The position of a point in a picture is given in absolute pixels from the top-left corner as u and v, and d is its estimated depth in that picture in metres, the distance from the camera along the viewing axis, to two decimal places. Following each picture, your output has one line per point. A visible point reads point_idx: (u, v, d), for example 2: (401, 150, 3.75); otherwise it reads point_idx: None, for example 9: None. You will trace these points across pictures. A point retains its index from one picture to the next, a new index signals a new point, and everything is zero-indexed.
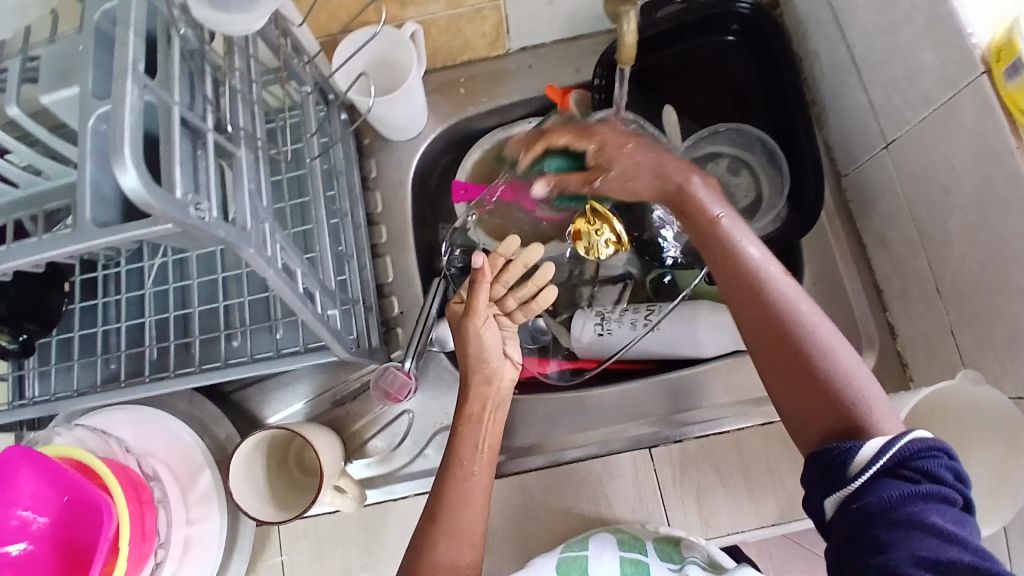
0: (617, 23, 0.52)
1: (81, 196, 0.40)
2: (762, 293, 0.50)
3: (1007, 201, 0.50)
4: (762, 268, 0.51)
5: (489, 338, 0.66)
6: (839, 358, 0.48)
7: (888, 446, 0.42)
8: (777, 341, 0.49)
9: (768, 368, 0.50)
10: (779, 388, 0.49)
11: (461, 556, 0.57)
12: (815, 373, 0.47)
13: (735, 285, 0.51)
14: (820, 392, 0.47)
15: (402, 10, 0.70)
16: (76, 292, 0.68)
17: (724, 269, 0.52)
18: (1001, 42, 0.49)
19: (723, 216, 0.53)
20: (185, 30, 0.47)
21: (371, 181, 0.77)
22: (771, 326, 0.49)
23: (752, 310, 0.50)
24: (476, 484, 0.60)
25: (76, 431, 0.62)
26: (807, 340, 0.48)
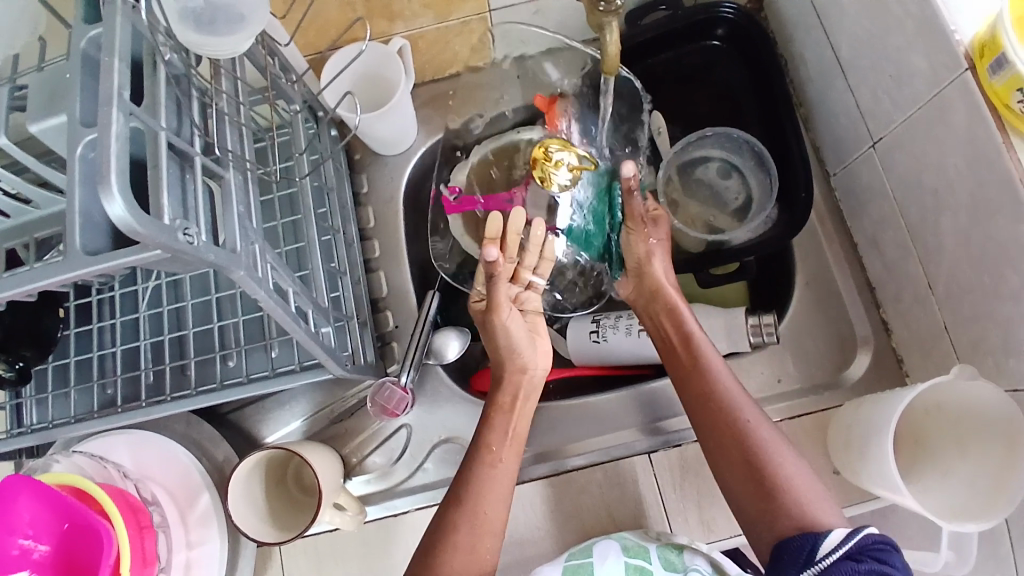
0: (600, 33, 0.53)
1: (71, 225, 0.40)
2: (720, 399, 0.59)
3: (997, 196, 0.50)
4: (721, 378, 0.61)
5: (514, 329, 0.67)
6: (785, 461, 0.56)
7: (850, 536, 0.48)
8: (732, 443, 0.58)
9: (723, 466, 0.58)
10: (734, 482, 0.57)
11: (479, 541, 0.57)
12: (764, 470, 0.56)
13: (699, 391, 0.61)
14: (769, 487, 0.55)
15: (389, 25, 0.74)
16: (71, 317, 0.68)
17: (689, 376, 0.62)
18: (984, 38, 0.49)
19: (696, 331, 0.64)
20: (169, 55, 0.46)
21: (363, 196, 0.77)
22: (728, 428, 0.58)
23: (711, 416, 0.59)
24: (502, 474, 0.60)
25: (74, 457, 0.61)
26: (756, 440, 0.57)
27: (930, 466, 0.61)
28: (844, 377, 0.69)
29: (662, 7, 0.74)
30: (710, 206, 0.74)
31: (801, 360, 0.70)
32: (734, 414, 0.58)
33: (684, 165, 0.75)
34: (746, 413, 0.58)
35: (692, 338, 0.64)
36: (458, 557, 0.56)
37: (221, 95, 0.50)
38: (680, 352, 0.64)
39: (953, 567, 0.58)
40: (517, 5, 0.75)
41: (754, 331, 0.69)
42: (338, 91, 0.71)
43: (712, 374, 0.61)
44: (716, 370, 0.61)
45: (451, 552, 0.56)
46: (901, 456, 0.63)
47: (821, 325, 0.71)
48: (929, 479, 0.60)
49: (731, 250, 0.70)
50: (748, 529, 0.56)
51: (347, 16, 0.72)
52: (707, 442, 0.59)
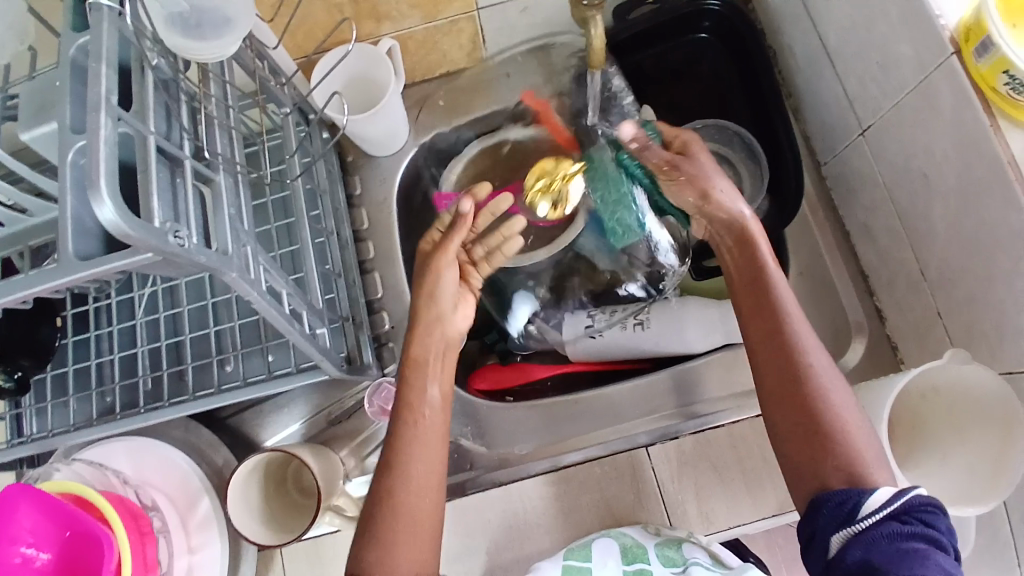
0: (585, 28, 0.53)
1: (63, 230, 0.40)
2: (785, 338, 0.54)
3: (985, 180, 0.51)
4: (790, 313, 0.55)
5: (449, 281, 0.62)
6: (844, 410, 0.51)
7: (897, 495, 0.44)
8: (789, 384, 0.53)
9: (774, 408, 0.54)
10: (780, 424, 0.53)
11: (424, 499, 0.55)
12: (817, 415, 0.51)
13: (763, 327, 0.56)
14: (820, 433, 0.51)
15: (377, 27, 0.72)
16: (69, 326, 0.68)
17: (755, 310, 0.57)
18: (969, 21, 0.49)
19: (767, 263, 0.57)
20: (157, 61, 0.46)
21: (356, 199, 0.77)
22: (789, 365, 0.54)
23: (770, 352, 0.55)
24: (430, 431, 0.58)
25: (75, 465, 0.62)
26: (817, 385, 0.52)
27: (928, 452, 0.60)
28: (840, 365, 0.69)
29: (649, 2, 0.74)
30: None
31: None
32: (800, 354, 0.54)
33: None
34: (813, 356, 0.54)
35: (760, 274, 0.57)
36: (402, 522, 0.54)
37: (211, 100, 0.51)
38: (744, 287, 0.58)
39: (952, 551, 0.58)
40: (504, 4, 0.74)
41: None
42: (327, 91, 0.72)
43: (781, 309, 0.55)
44: (788, 305, 0.56)
45: (398, 518, 0.54)
46: (899, 444, 0.63)
47: (815, 315, 0.71)
48: (928, 465, 0.60)
49: None
50: (788, 473, 0.53)
51: (333, 19, 0.69)
52: (762, 381, 0.55)
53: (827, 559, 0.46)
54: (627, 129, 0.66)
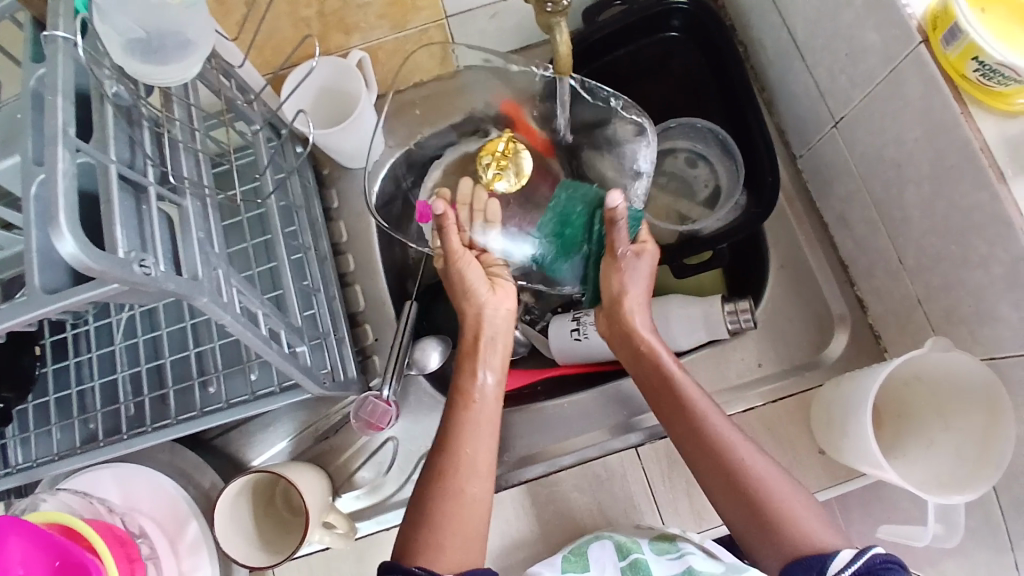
0: (550, 35, 0.53)
1: (28, 264, 0.39)
2: (711, 441, 0.57)
3: (957, 168, 0.51)
4: (705, 415, 0.58)
5: (474, 277, 0.67)
6: (783, 493, 0.54)
7: (858, 556, 0.46)
8: (731, 483, 0.55)
9: (727, 506, 0.55)
10: (734, 516, 0.55)
11: (467, 481, 0.58)
12: (761, 505, 0.53)
13: (686, 435, 0.58)
14: (768, 522, 0.53)
15: (346, 39, 0.73)
16: (48, 355, 0.68)
17: (677, 420, 0.59)
18: (936, 10, 0.49)
19: (673, 369, 0.61)
20: (116, 88, 0.46)
21: (334, 212, 0.77)
22: (721, 464, 0.56)
23: (700, 456, 0.57)
24: (482, 416, 0.62)
25: (61, 494, 0.60)
26: (751, 477, 0.55)
27: (914, 438, 0.61)
28: (824, 356, 0.69)
29: (618, 3, 0.73)
30: (682, 197, 0.75)
31: (780, 344, 0.70)
32: (728, 453, 0.56)
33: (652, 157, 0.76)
34: (741, 450, 0.56)
35: (670, 380, 0.61)
36: (451, 501, 0.57)
37: (175, 123, 0.50)
38: (663, 393, 0.61)
39: (942, 539, 0.57)
40: (472, 11, 0.74)
41: (731, 317, 0.69)
42: (298, 105, 0.71)
43: (697, 411, 0.58)
44: (702, 406, 0.59)
45: (447, 494, 0.57)
46: (884, 430, 0.63)
47: (797, 308, 0.71)
48: (915, 451, 0.60)
49: (703, 238, 0.70)
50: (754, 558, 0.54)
51: (300, 33, 0.71)
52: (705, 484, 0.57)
53: None
54: (614, 193, 0.60)
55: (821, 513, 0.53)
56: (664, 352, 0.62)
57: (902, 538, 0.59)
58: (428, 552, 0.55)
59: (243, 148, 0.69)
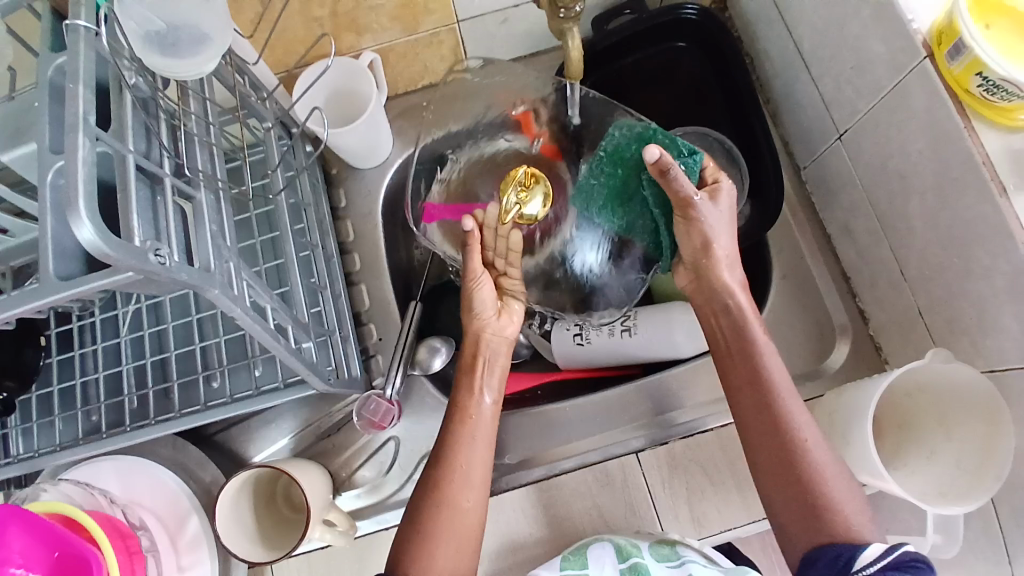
0: (562, 40, 0.54)
1: (44, 252, 0.39)
2: (779, 420, 0.55)
3: (961, 181, 0.52)
4: (779, 392, 0.56)
5: (486, 293, 0.67)
6: (837, 482, 0.53)
7: (888, 551, 0.47)
8: (784, 466, 0.54)
9: (769, 479, 0.55)
10: (778, 500, 0.54)
11: (462, 491, 0.59)
12: (812, 493, 0.53)
13: (755, 404, 0.57)
14: (815, 510, 0.52)
15: (358, 40, 0.73)
16: (53, 346, 0.68)
17: (746, 387, 0.57)
18: (942, 24, 0.50)
19: (756, 336, 0.59)
20: (134, 79, 0.47)
21: (341, 211, 0.77)
22: (782, 445, 0.54)
23: (762, 434, 0.56)
24: (479, 429, 0.62)
25: (61, 486, 0.60)
26: (809, 464, 0.53)
27: (914, 450, 0.61)
28: (826, 366, 0.70)
29: (627, 11, 0.74)
30: None
31: (782, 352, 0.71)
32: (797, 438, 0.54)
33: None
34: (810, 436, 0.54)
35: (752, 348, 0.58)
36: (445, 512, 0.58)
37: (191, 117, 0.51)
38: (737, 359, 0.59)
39: (941, 549, 0.57)
40: (484, 17, 0.74)
41: None
42: (309, 105, 0.72)
43: (771, 386, 0.56)
44: (779, 382, 0.57)
45: (443, 504, 0.58)
46: (886, 440, 0.64)
47: (800, 317, 0.72)
48: (915, 463, 0.60)
49: None
50: (784, 543, 0.54)
51: (312, 32, 0.70)
52: (755, 452, 0.56)
53: None
54: (653, 148, 0.52)
55: (866, 510, 0.53)
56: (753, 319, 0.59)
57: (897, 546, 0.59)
58: (421, 561, 0.55)
59: (254, 145, 0.70)
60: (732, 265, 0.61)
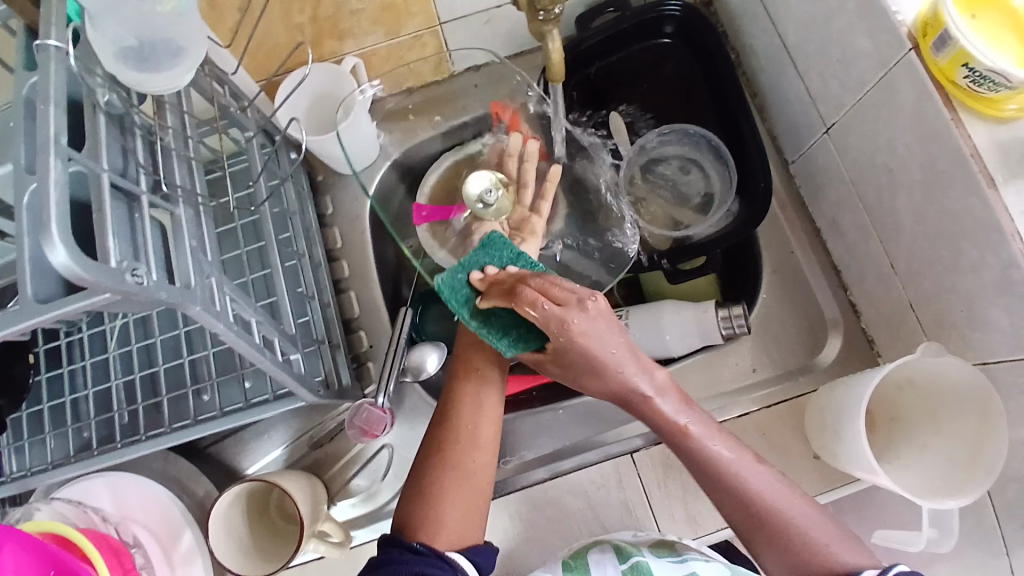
0: (543, 42, 0.53)
1: (21, 273, 0.39)
2: (731, 484, 0.53)
3: (950, 177, 0.51)
4: (723, 459, 0.53)
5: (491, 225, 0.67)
6: (814, 524, 0.51)
7: None
8: (755, 520, 0.52)
9: (745, 537, 0.53)
10: (759, 550, 0.53)
11: (471, 455, 0.58)
12: (790, 540, 0.51)
13: (703, 477, 0.54)
14: (798, 552, 0.51)
15: (340, 45, 0.74)
16: (42, 363, 0.67)
17: (704, 476, 0.54)
18: (926, 17, 0.50)
19: (691, 424, 0.54)
20: (108, 96, 0.46)
21: (328, 219, 0.77)
22: (742, 501, 0.52)
23: (720, 497, 0.53)
24: (486, 385, 0.62)
25: (54, 503, 0.61)
26: (777, 516, 0.52)
27: (907, 445, 0.61)
28: (818, 361, 0.70)
29: (610, 9, 0.74)
30: (675, 202, 0.75)
31: (773, 349, 0.71)
32: (757, 494, 0.52)
33: (646, 163, 0.76)
34: (765, 489, 0.52)
35: (679, 429, 0.54)
36: (450, 475, 0.57)
37: (168, 131, 0.51)
38: (681, 451, 0.55)
39: (938, 543, 0.57)
40: (467, 17, 0.74)
41: (725, 323, 0.69)
42: (292, 111, 0.71)
43: (707, 452, 0.54)
44: (713, 447, 0.54)
45: (449, 470, 0.57)
46: (877, 435, 0.63)
47: (790, 312, 0.72)
48: (907, 457, 0.60)
49: (695, 243, 0.70)
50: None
51: (292, 39, 0.71)
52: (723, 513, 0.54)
53: None
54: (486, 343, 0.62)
55: (845, 533, 0.52)
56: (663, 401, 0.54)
57: (895, 542, 0.59)
58: (429, 527, 0.55)
59: (237, 155, 0.69)
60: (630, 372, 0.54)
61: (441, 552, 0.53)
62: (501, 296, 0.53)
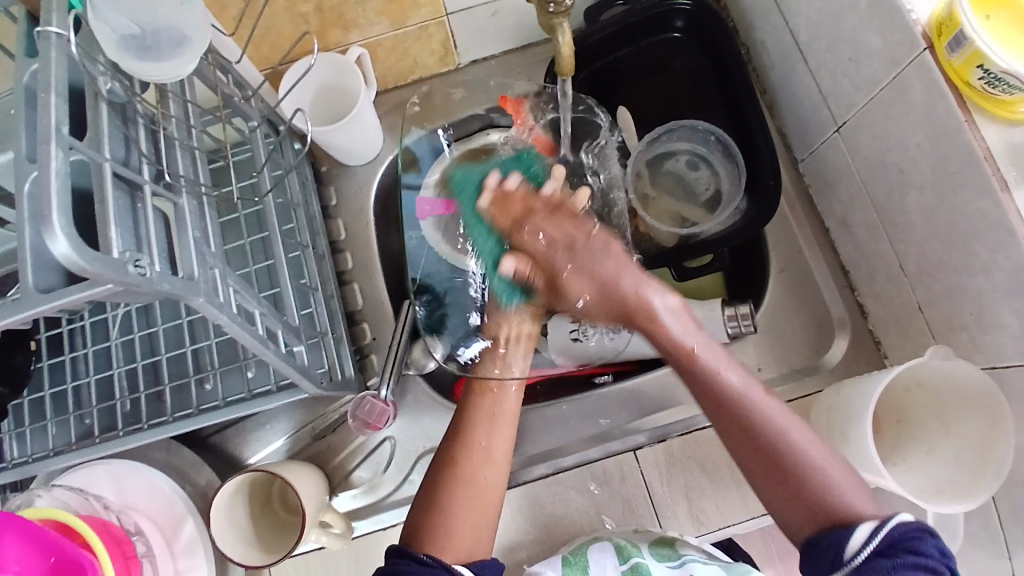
0: (552, 35, 0.52)
1: (23, 263, 0.38)
2: (743, 416, 0.53)
3: (962, 178, 0.50)
4: (739, 391, 0.54)
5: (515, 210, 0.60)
6: (826, 462, 0.52)
7: (879, 529, 0.47)
8: (764, 454, 0.52)
9: (755, 475, 0.53)
10: (767, 491, 0.53)
11: (482, 470, 0.59)
12: (800, 480, 0.51)
13: (714, 407, 0.54)
14: (806, 496, 0.51)
15: (345, 35, 0.73)
16: (43, 350, 0.67)
17: (711, 403, 0.54)
18: (940, 16, 0.49)
19: (699, 347, 0.55)
20: (109, 84, 0.45)
21: (332, 210, 0.76)
22: (751, 437, 0.53)
23: (727, 426, 0.54)
24: (501, 403, 0.62)
25: (56, 491, 0.60)
26: (788, 450, 0.52)
27: (913, 445, 0.60)
28: (824, 361, 0.69)
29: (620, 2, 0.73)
30: (682, 198, 0.75)
31: (779, 348, 0.70)
32: (768, 430, 0.52)
33: (654, 159, 0.75)
34: (780, 422, 0.52)
35: (688, 351, 0.55)
36: (462, 491, 0.58)
37: (171, 120, 0.50)
38: (686, 372, 0.55)
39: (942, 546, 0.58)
40: (471, 9, 0.74)
41: (732, 322, 0.69)
42: (297, 103, 0.71)
43: (717, 380, 0.54)
44: (724, 374, 0.54)
45: (459, 485, 0.58)
46: (884, 436, 0.63)
47: (797, 312, 0.71)
48: (914, 459, 0.60)
49: (704, 240, 0.69)
50: (781, 523, 0.53)
51: (297, 29, 0.71)
52: (732, 449, 0.54)
53: None
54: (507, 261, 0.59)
55: (855, 477, 0.52)
56: (665, 312, 0.55)
57: None
58: (438, 540, 0.55)
59: (241, 144, 0.69)
60: (628, 283, 0.55)
61: (448, 564, 0.53)
62: (506, 217, 0.59)
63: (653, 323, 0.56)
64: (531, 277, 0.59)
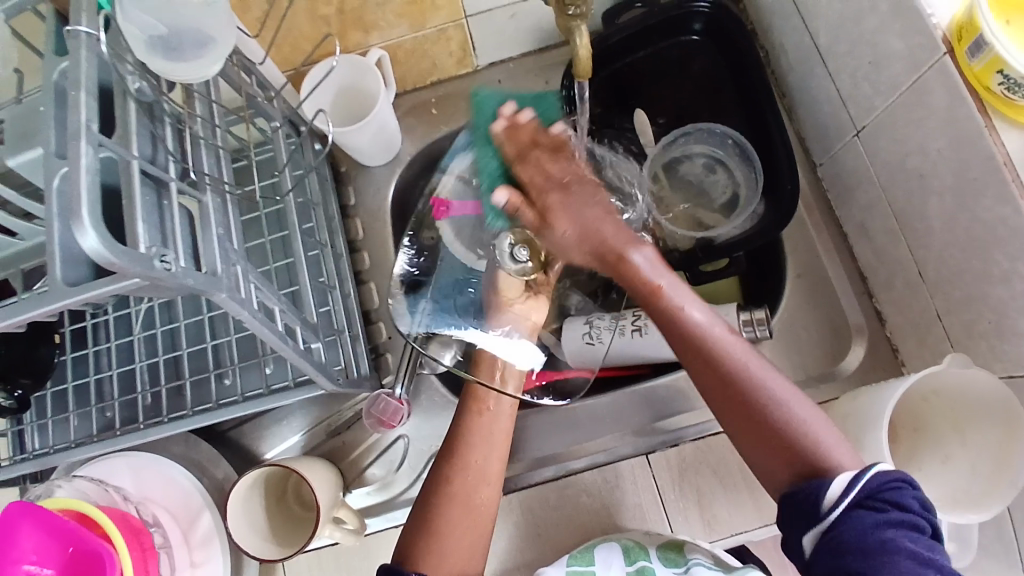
0: (569, 38, 0.52)
1: (51, 257, 0.39)
2: (715, 357, 0.53)
3: (982, 185, 0.50)
4: (708, 330, 0.53)
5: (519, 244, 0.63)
6: (799, 408, 0.51)
7: (857, 479, 0.45)
8: (739, 396, 0.52)
9: (732, 422, 0.52)
10: (746, 438, 0.52)
11: (476, 490, 0.61)
12: (775, 426, 0.50)
13: (688, 349, 0.54)
14: (785, 445, 0.50)
15: (366, 37, 0.74)
16: (67, 343, 0.68)
17: (681, 342, 0.54)
18: (962, 20, 0.48)
19: (665, 283, 0.55)
20: (138, 83, 0.47)
21: (351, 209, 0.77)
22: (725, 379, 0.52)
23: (700, 367, 0.53)
24: (494, 426, 0.64)
25: (76, 482, 0.61)
26: (761, 393, 0.51)
27: (929, 453, 0.60)
28: (840, 368, 0.69)
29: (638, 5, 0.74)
30: (699, 203, 0.75)
31: (794, 353, 0.70)
32: (740, 369, 0.52)
33: (669, 162, 0.75)
34: (751, 365, 0.52)
35: (657, 291, 0.55)
36: (455, 510, 0.60)
37: (197, 119, 0.51)
38: (654, 313, 0.55)
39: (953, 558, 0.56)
40: (491, 11, 0.74)
41: (747, 326, 0.68)
42: (318, 104, 0.72)
43: (686, 321, 0.54)
44: (693, 316, 0.54)
45: (452, 504, 0.60)
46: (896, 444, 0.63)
47: (813, 317, 0.71)
48: (927, 468, 0.59)
49: (720, 245, 0.70)
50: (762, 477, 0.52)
51: (318, 31, 0.72)
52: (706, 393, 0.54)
53: (804, 558, 0.47)
54: (500, 191, 0.60)
55: (834, 428, 0.51)
56: (636, 257, 0.56)
57: None
58: (432, 558, 0.58)
59: (263, 143, 0.70)
60: (609, 233, 0.57)
61: None
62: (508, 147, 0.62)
63: (625, 269, 0.56)
64: (520, 207, 0.59)
